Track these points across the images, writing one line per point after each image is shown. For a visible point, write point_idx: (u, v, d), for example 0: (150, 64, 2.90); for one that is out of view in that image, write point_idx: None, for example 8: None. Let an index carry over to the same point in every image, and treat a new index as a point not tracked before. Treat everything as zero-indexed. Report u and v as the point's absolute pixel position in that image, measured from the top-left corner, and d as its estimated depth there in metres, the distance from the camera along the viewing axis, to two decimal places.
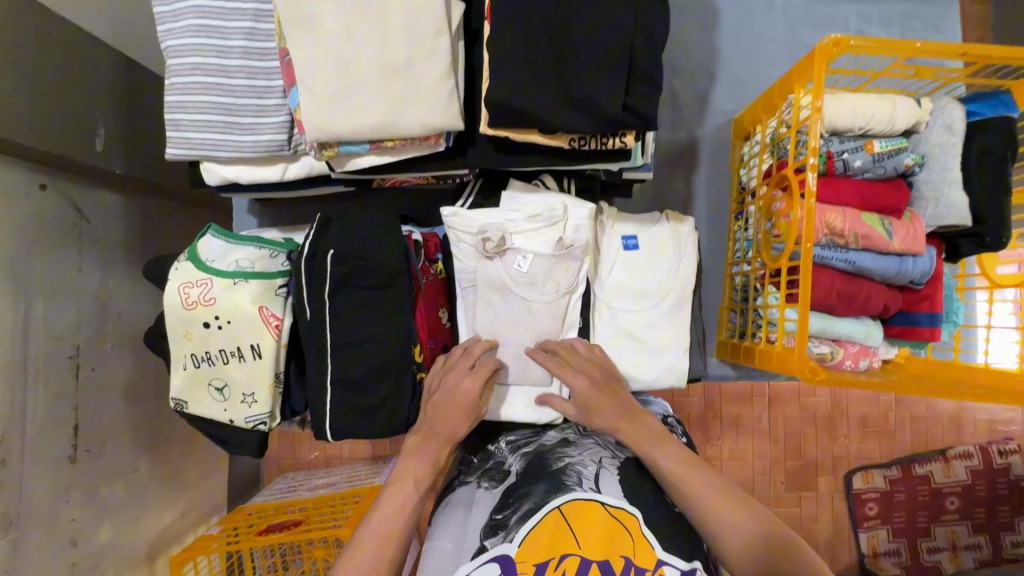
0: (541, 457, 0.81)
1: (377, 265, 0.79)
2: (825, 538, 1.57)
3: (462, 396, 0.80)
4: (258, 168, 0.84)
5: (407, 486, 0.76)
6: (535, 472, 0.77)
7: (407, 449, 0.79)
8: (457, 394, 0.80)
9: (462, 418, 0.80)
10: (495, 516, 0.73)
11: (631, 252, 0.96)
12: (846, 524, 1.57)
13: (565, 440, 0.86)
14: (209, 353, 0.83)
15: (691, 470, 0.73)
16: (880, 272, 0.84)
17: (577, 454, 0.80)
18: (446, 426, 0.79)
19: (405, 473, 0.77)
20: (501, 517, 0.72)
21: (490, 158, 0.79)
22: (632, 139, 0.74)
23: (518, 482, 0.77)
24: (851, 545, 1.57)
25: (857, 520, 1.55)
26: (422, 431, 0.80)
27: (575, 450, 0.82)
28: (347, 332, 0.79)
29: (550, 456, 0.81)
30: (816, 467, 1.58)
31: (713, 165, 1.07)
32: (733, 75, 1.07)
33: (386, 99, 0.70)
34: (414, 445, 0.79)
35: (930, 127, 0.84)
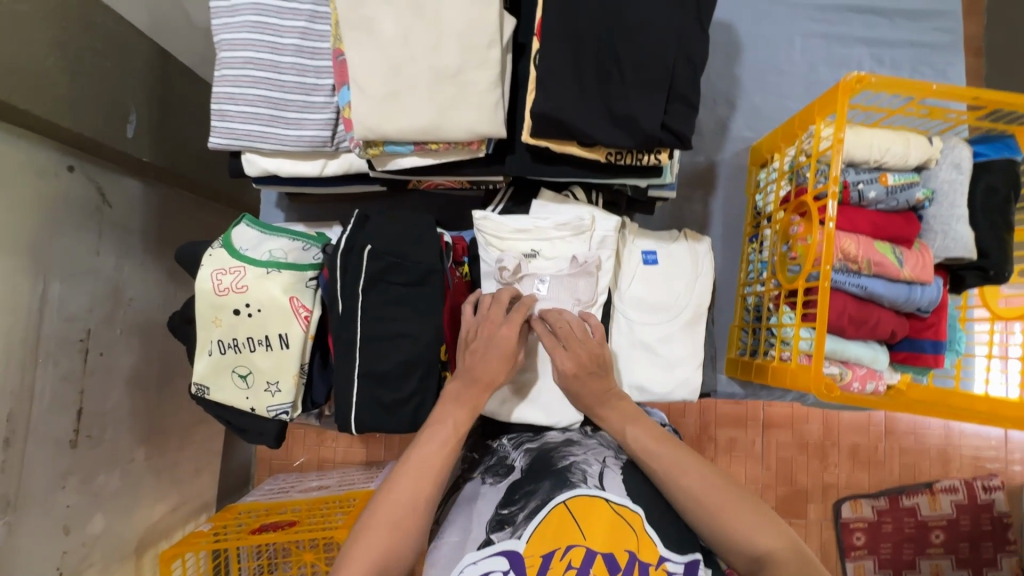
0: (545, 455, 0.80)
1: (413, 263, 0.82)
2: None
3: (497, 343, 0.80)
4: (299, 162, 0.87)
5: (443, 426, 0.77)
6: (540, 469, 0.76)
7: (447, 395, 0.80)
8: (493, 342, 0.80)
9: (502, 368, 0.81)
10: (500, 511, 0.73)
11: (650, 266, 1.00)
12: (834, 553, 1.59)
13: (569, 439, 0.85)
14: (236, 339, 0.84)
15: (680, 460, 0.73)
16: (891, 298, 0.88)
17: (582, 453, 0.79)
18: (486, 371, 0.80)
19: (443, 415, 0.79)
20: (507, 512, 0.72)
21: (527, 167, 0.82)
22: (666, 157, 0.77)
23: (522, 478, 0.76)
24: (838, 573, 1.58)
25: (845, 549, 1.58)
26: (462, 379, 0.80)
27: (580, 450, 0.80)
28: (379, 326, 0.81)
29: (554, 454, 0.79)
30: (807, 494, 1.60)
31: (729, 189, 1.12)
32: (752, 105, 1.12)
33: (435, 103, 0.74)
34: (453, 391, 0.80)
35: (940, 164, 0.89)
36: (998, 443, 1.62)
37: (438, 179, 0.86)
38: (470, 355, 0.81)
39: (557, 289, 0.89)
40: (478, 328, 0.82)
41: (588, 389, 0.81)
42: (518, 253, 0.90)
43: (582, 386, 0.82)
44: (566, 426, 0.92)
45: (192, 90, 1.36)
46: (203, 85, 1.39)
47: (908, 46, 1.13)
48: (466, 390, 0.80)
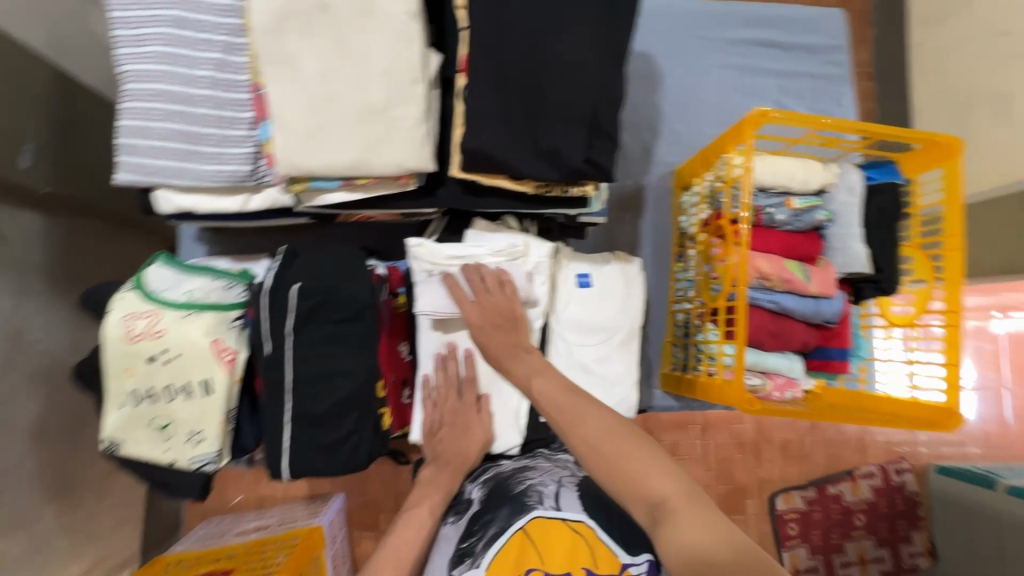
0: (502, 483, 0.85)
1: (344, 299, 0.79)
2: None
3: (472, 430, 0.92)
4: (217, 198, 0.84)
5: (421, 510, 0.86)
6: (498, 498, 0.81)
7: (422, 480, 0.90)
8: (454, 430, 0.91)
9: (471, 447, 0.91)
10: (462, 545, 0.77)
11: (584, 289, 1.03)
12: (771, 543, 1.67)
13: (524, 465, 0.91)
14: (152, 389, 0.78)
15: (579, 408, 0.65)
16: (801, 312, 0.95)
17: (538, 476, 0.85)
18: (454, 454, 0.91)
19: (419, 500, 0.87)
20: (468, 545, 0.76)
21: (459, 199, 0.83)
22: (591, 189, 0.80)
23: (481, 508, 0.82)
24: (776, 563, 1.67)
25: (781, 539, 1.66)
26: (437, 463, 0.90)
27: (535, 474, 0.86)
28: (311, 366, 0.78)
29: (511, 482, 0.85)
30: (745, 490, 1.69)
31: (656, 211, 1.17)
32: (674, 131, 1.19)
33: (362, 138, 0.73)
34: (429, 475, 0.91)
35: (837, 188, 0.98)
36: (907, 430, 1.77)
37: (369, 212, 0.85)
38: (449, 439, 0.91)
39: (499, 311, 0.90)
40: (454, 413, 0.92)
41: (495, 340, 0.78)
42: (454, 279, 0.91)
43: (488, 342, 0.78)
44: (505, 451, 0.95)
45: (98, 113, 1.26)
46: (111, 107, 1.30)
47: (808, 77, 1.24)
48: (439, 476, 0.90)
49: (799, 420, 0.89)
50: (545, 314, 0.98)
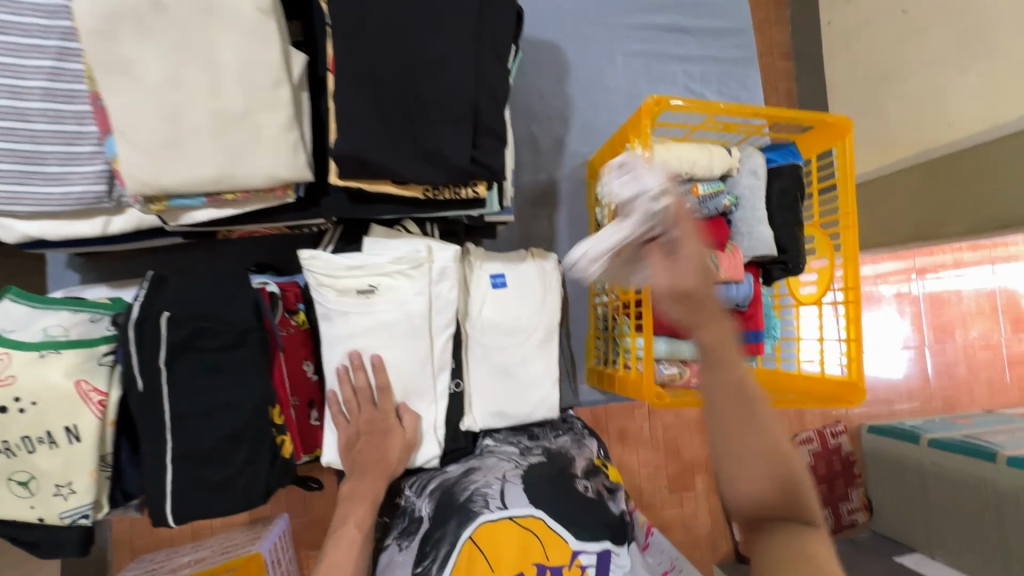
0: (448, 492, 0.83)
1: (224, 325, 0.73)
2: (706, 532, 1.72)
3: (389, 437, 0.86)
4: (70, 222, 0.74)
5: (347, 527, 0.81)
6: (444, 511, 0.80)
7: (343, 497, 0.84)
8: (373, 439, 0.86)
9: (395, 451, 0.86)
10: (416, 570, 0.75)
11: (499, 290, 1.00)
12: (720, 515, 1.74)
13: (470, 468, 0.90)
14: (7, 442, 0.70)
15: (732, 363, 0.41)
16: (712, 298, 0.95)
17: (482, 478, 0.85)
18: (374, 461, 0.85)
19: (344, 515, 0.82)
20: (423, 569, 0.74)
21: (346, 208, 0.77)
22: (483, 189, 0.77)
23: (430, 525, 0.79)
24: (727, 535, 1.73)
25: None
26: (356, 474, 0.85)
27: (480, 475, 0.86)
28: (191, 400, 0.72)
29: (456, 489, 0.84)
30: (693, 468, 1.72)
31: (572, 204, 1.15)
32: (585, 122, 1.17)
33: (223, 148, 0.66)
34: (350, 490, 0.84)
35: (740, 172, 0.99)
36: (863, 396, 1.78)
37: (250, 226, 0.78)
38: (363, 451, 0.85)
39: (410, 317, 0.88)
40: (365, 425, 0.86)
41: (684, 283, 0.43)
42: (354, 290, 0.86)
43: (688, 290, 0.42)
44: (424, 464, 0.91)
45: None
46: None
47: (713, 61, 1.25)
48: (358, 494, 0.83)
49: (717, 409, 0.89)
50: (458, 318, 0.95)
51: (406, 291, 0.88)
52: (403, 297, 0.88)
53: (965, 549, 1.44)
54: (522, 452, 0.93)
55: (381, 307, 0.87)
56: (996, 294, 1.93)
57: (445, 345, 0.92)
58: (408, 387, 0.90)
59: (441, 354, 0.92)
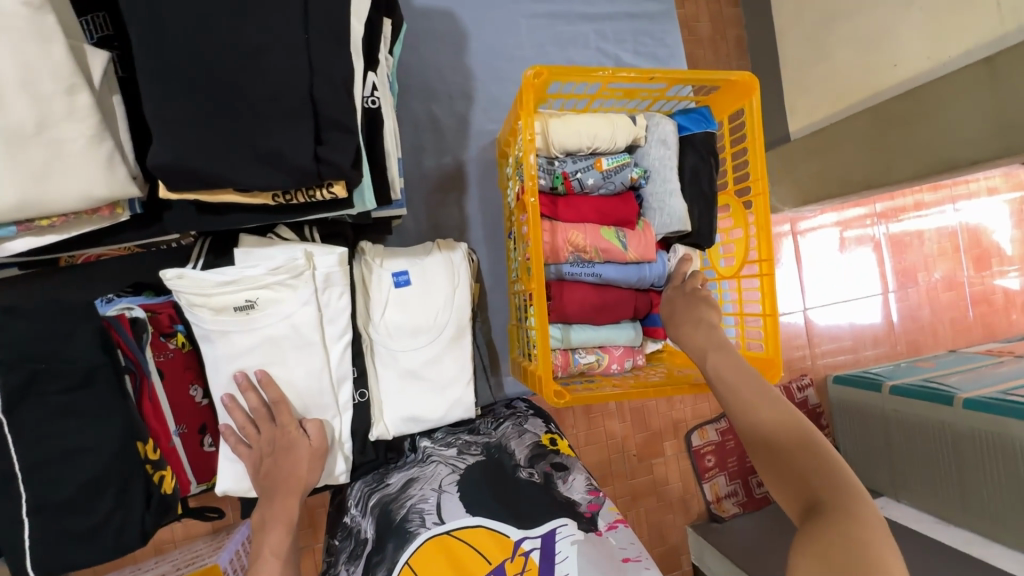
0: (385, 510, 0.82)
1: (67, 364, 0.66)
2: (677, 495, 1.69)
3: (292, 450, 0.81)
4: None
5: (266, 560, 0.74)
6: (383, 534, 0.79)
7: (259, 526, 0.78)
8: (276, 457, 0.81)
9: (303, 466, 0.81)
10: None
11: (403, 289, 0.94)
12: (692, 479, 1.70)
13: (409, 479, 0.87)
14: None
15: (755, 395, 0.65)
16: (624, 280, 0.90)
17: (419, 490, 0.83)
18: (283, 481, 0.80)
19: (258, 547, 0.76)
20: None
21: (195, 222, 0.70)
22: (342, 189, 0.68)
23: (372, 548, 0.79)
24: (698, 496, 1.71)
25: (700, 473, 1.70)
26: (266, 495, 0.80)
27: (418, 487, 0.84)
28: (40, 448, 0.66)
29: (393, 506, 0.82)
30: (661, 434, 1.68)
31: (483, 187, 1.08)
32: (490, 96, 1.08)
33: (22, 171, 0.58)
34: (261, 518, 0.78)
35: (649, 141, 0.92)
36: (847, 346, 1.70)
37: (92, 249, 0.71)
38: (270, 470, 0.80)
39: (296, 330, 0.82)
40: (267, 442, 0.81)
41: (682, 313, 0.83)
42: (231, 307, 0.79)
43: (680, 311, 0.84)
44: (334, 480, 0.86)
45: None
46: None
47: (627, 17, 1.16)
48: (273, 519, 0.77)
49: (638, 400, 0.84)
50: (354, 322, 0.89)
51: (291, 303, 0.81)
52: (287, 309, 0.81)
53: (923, 491, 1.35)
54: (460, 453, 0.92)
55: (264, 323, 0.81)
56: (974, 229, 1.83)
57: (342, 355, 0.86)
58: (306, 403, 0.84)
59: (340, 365, 0.86)
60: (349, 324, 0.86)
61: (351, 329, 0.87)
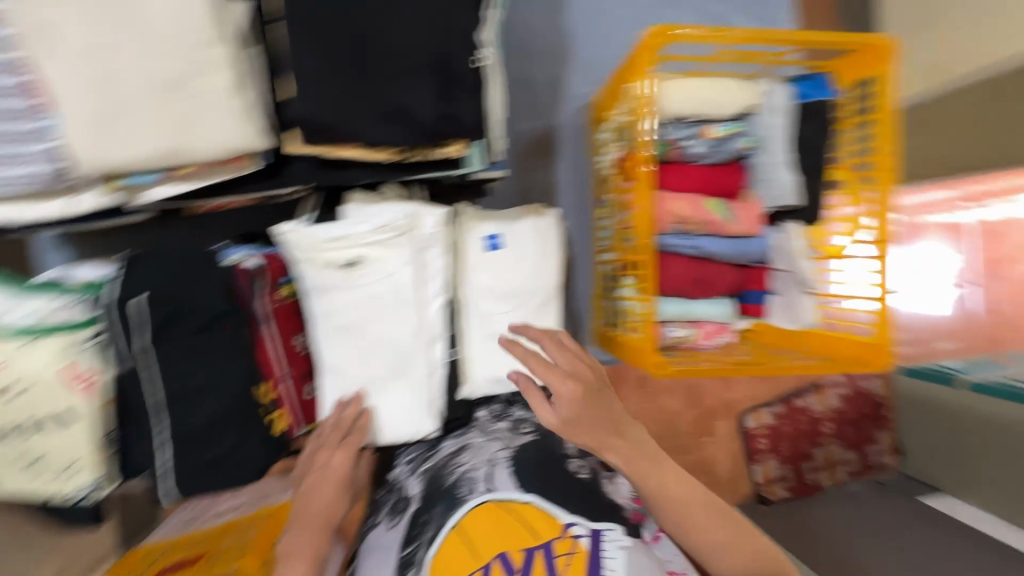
0: (436, 476, 0.84)
1: (200, 306, 0.71)
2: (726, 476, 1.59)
3: (331, 478, 0.81)
4: (32, 205, 0.70)
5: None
6: (432, 495, 0.81)
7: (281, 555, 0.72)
8: (327, 474, 0.81)
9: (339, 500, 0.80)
10: (403, 552, 0.75)
11: (494, 252, 0.93)
12: (741, 458, 1.60)
13: (462, 446, 0.89)
14: (7, 427, 0.72)
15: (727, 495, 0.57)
16: (725, 255, 0.88)
17: (470, 459, 0.85)
18: (318, 510, 0.79)
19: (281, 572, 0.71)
20: (410, 553, 0.74)
21: (316, 175, 0.72)
22: (457, 149, 0.69)
23: (419, 508, 0.81)
24: (746, 477, 1.59)
25: (750, 453, 1.59)
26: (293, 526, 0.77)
27: (467, 457, 0.85)
28: (175, 382, 0.71)
29: (444, 472, 0.84)
30: (713, 414, 1.59)
31: (574, 152, 1.05)
32: (586, 58, 1.05)
33: (169, 119, 0.61)
34: (290, 539, 0.75)
35: (762, 110, 0.87)
36: None
37: (219, 199, 0.74)
38: (303, 499, 0.79)
39: (400, 287, 0.83)
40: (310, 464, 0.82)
41: (594, 419, 0.79)
42: (337, 263, 0.81)
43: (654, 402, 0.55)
44: (424, 435, 0.89)
45: None
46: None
47: None
48: (300, 542, 0.74)
49: (744, 376, 0.83)
50: (450, 280, 0.91)
51: (392, 262, 0.83)
52: (389, 268, 0.83)
53: (990, 491, 1.31)
54: (513, 429, 0.92)
55: (366, 281, 0.82)
56: None
57: (438, 313, 0.89)
58: (403, 358, 0.86)
59: (435, 323, 0.89)
60: (446, 284, 0.89)
61: (446, 289, 0.90)
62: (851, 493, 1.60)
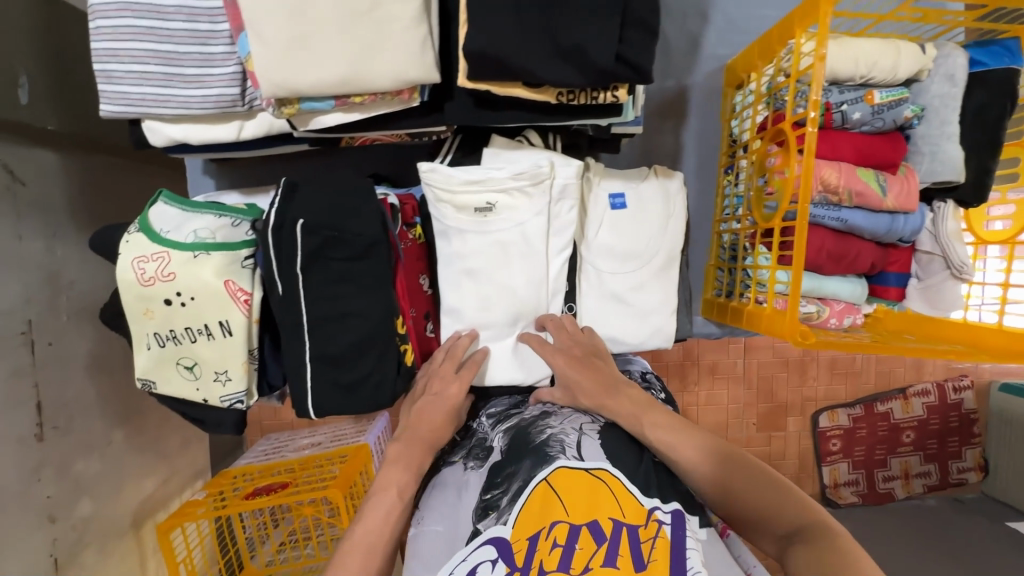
0: (521, 432, 0.76)
1: (353, 235, 0.73)
2: (792, 473, 1.68)
3: (443, 403, 0.79)
4: (209, 126, 0.76)
5: (388, 493, 0.71)
6: (518, 448, 0.73)
7: (388, 460, 0.74)
8: (440, 399, 0.79)
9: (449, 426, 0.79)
10: (484, 496, 0.70)
11: (618, 211, 0.92)
12: (811, 459, 1.68)
13: (545, 412, 0.80)
14: (174, 331, 0.78)
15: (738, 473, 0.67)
16: (871, 230, 0.83)
17: (558, 424, 0.76)
18: (428, 431, 0.78)
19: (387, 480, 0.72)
20: (491, 497, 0.69)
21: (471, 115, 0.72)
22: (624, 93, 0.68)
23: (503, 459, 0.73)
24: (814, 477, 1.69)
25: (822, 455, 1.66)
26: (404, 439, 0.76)
27: (556, 420, 0.77)
28: (324, 306, 0.75)
29: (530, 429, 0.76)
30: (787, 409, 1.66)
31: (702, 116, 1.02)
32: (727, 16, 0.99)
33: (352, 46, 0.63)
34: (394, 453, 0.75)
35: (932, 76, 0.80)
36: None
37: (373, 133, 0.76)
38: (414, 417, 0.78)
39: (529, 235, 0.84)
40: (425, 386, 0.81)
41: (586, 381, 0.80)
42: (472, 207, 0.83)
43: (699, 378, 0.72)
44: (536, 382, 0.89)
45: (80, 38, 1.19)
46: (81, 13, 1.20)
47: None
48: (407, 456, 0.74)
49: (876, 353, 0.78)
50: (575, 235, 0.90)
51: (524, 211, 0.83)
52: (521, 216, 0.83)
53: None
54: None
55: (498, 227, 0.84)
56: None
57: (560, 268, 0.88)
58: (525, 309, 0.86)
59: (557, 278, 0.88)
60: (571, 240, 0.88)
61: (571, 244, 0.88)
62: (926, 506, 1.65)
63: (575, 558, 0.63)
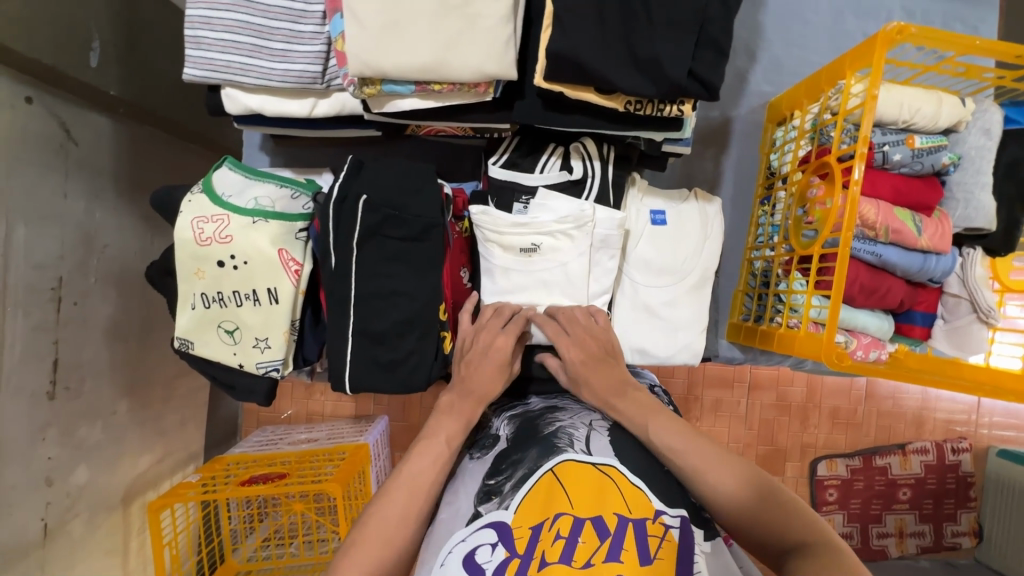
0: (530, 422, 0.72)
1: (412, 216, 0.76)
2: None
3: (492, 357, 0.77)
4: (284, 100, 0.79)
5: (436, 440, 0.69)
6: (525, 437, 0.69)
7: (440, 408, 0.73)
8: (488, 354, 0.76)
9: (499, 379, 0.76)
10: (487, 481, 0.65)
11: (658, 226, 0.95)
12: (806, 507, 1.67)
13: (553, 407, 0.77)
14: (221, 293, 0.79)
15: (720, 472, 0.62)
16: (903, 268, 0.86)
17: (567, 418, 0.72)
18: (481, 385, 0.75)
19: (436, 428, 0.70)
20: (494, 483, 0.64)
21: (539, 116, 0.77)
22: (688, 108, 0.72)
23: (509, 446, 0.69)
24: None
25: (818, 504, 1.65)
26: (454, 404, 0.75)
27: (566, 415, 0.73)
28: (374, 283, 0.76)
29: (539, 420, 0.72)
30: (786, 453, 1.66)
31: (743, 147, 1.07)
32: (773, 57, 1.05)
33: (442, 37, 0.66)
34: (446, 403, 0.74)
35: (969, 128, 0.85)
36: None
37: (440, 123, 0.80)
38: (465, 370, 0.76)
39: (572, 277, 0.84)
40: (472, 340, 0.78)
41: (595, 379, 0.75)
42: (517, 248, 0.84)
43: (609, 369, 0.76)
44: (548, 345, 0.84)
45: (149, 15, 1.23)
46: (178, 8, 1.30)
47: None
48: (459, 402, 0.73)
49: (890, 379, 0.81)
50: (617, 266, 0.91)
51: (568, 252, 0.84)
52: (564, 257, 0.84)
53: None
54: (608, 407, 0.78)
55: (542, 267, 0.84)
56: None
57: None
58: None
59: None
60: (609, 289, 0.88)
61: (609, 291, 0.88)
62: (918, 567, 1.63)
63: (576, 553, 0.56)
